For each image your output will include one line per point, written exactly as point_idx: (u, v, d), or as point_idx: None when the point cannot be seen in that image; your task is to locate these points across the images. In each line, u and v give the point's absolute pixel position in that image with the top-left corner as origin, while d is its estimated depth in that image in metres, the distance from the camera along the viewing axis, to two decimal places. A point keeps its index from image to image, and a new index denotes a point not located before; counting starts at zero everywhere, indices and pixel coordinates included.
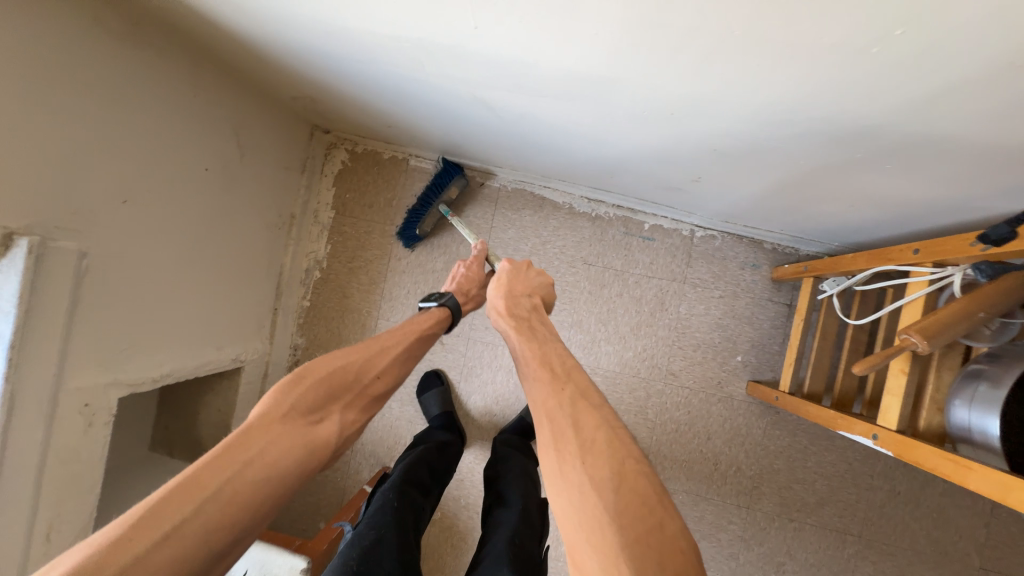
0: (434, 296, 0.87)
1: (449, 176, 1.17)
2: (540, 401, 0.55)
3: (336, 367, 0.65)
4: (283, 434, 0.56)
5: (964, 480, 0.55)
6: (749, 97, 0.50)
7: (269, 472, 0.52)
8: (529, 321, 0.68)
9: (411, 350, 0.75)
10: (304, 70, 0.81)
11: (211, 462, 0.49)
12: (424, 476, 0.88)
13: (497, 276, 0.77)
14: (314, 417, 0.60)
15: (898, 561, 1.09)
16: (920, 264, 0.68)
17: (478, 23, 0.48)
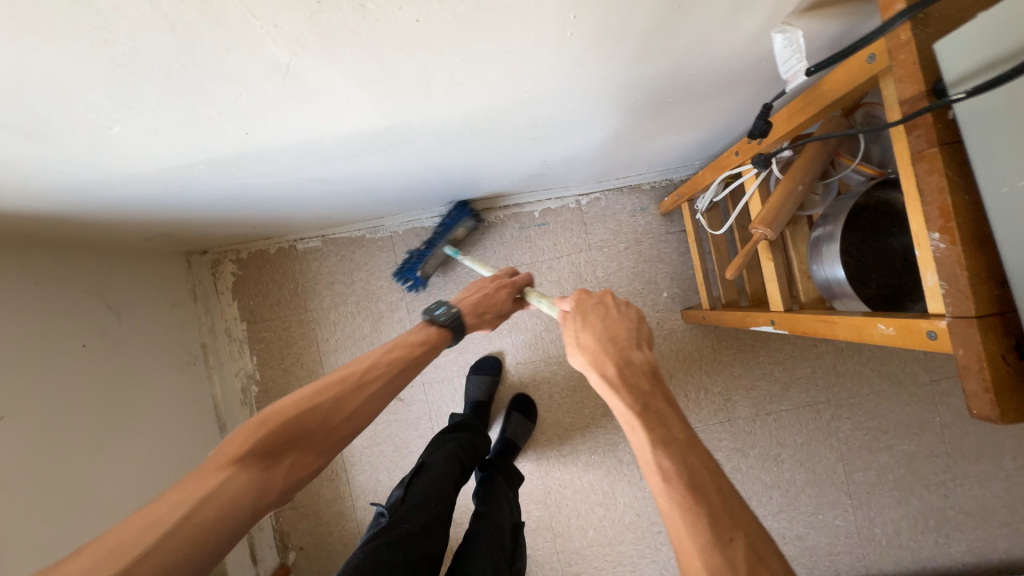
0: (442, 312, 0.78)
1: (457, 219, 1.13)
2: (691, 532, 0.40)
3: (304, 406, 0.58)
4: (232, 482, 0.50)
5: (834, 332, 0.62)
6: (515, 95, 0.54)
7: (214, 525, 0.46)
8: (652, 408, 0.48)
9: (396, 378, 0.67)
10: (136, 215, 0.80)
11: (149, 515, 0.45)
12: (456, 473, 0.80)
13: (568, 320, 0.58)
14: (272, 463, 0.54)
15: (867, 407, 1.18)
16: (744, 163, 0.75)
17: (245, 129, 0.51)
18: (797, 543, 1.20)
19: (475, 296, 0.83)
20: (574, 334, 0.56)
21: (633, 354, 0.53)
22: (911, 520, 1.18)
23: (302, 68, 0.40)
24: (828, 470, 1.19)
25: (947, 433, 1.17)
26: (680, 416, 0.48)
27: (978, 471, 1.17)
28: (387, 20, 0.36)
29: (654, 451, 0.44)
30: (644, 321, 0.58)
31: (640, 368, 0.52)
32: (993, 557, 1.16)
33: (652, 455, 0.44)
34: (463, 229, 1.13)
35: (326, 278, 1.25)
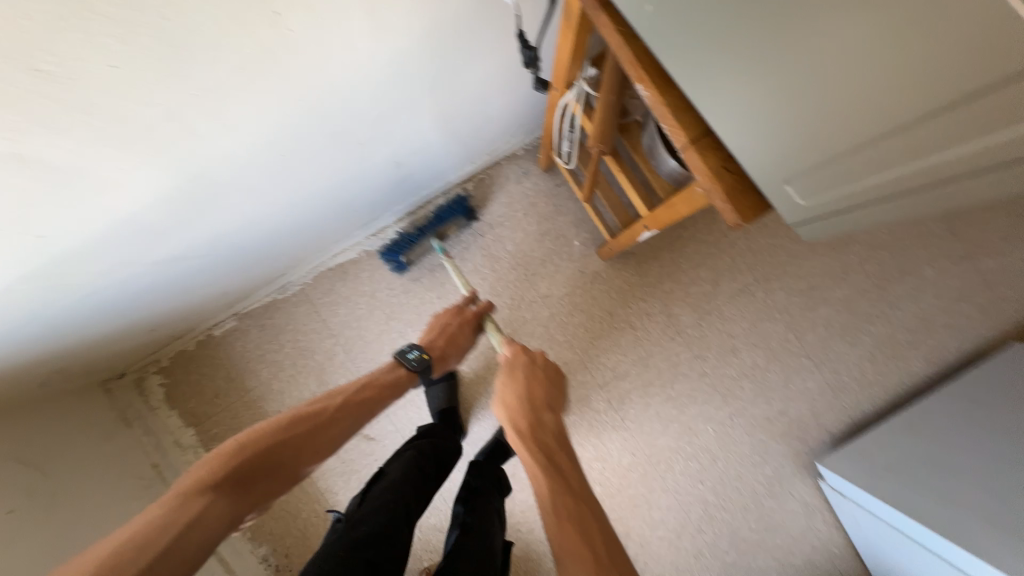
0: (414, 355, 0.86)
1: (451, 213, 1.20)
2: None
3: (276, 438, 0.66)
4: (214, 504, 0.56)
5: (683, 211, 0.66)
6: (294, 105, 0.55)
7: (199, 540, 0.53)
8: (552, 461, 0.66)
9: (360, 414, 0.77)
10: (9, 361, 0.77)
11: (144, 530, 0.51)
12: (416, 478, 0.80)
13: (502, 375, 0.77)
14: (244, 490, 0.60)
15: (792, 271, 1.24)
16: (564, 95, 0.78)
17: (39, 231, 0.50)
18: (783, 419, 1.24)
19: (441, 338, 0.91)
20: (501, 388, 0.75)
21: (543, 416, 0.72)
22: (870, 356, 1.24)
23: (35, 150, 0.41)
24: (781, 341, 1.24)
25: (868, 266, 1.24)
26: (576, 475, 0.65)
27: (907, 289, 1.24)
28: (84, 74, 0.37)
29: (544, 477, 0.63)
30: (564, 379, 0.80)
31: (550, 428, 0.71)
32: (950, 359, 1.23)
33: (547, 498, 0.61)
34: (456, 229, 1.21)
35: (256, 352, 1.23)
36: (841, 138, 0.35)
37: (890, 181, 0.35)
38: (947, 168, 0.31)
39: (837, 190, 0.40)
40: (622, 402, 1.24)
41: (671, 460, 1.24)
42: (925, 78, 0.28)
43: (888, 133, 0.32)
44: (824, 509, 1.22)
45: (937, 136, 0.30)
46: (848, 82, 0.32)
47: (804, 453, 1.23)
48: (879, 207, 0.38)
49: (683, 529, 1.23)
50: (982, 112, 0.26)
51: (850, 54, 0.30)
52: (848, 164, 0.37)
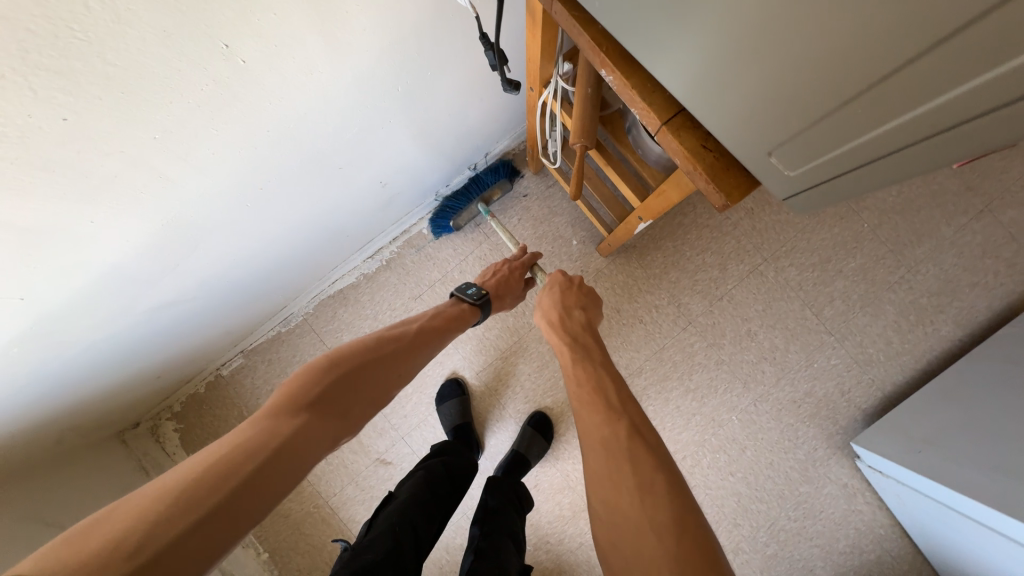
0: (472, 291, 0.85)
1: (495, 175, 1.18)
2: (595, 413, 0.60)
3: (360, 362, 0.65)
4: (305, 426, 0.55)
5: (674, 197, 0.64)
6: (264, 136, 0.55)
7: (289, 461, 0.51)
8: (578, 342, 0.72)
9: (433, 343, 0.76)
10: (18, 423, 0.77)
11: (241, 448, 0.49)
12: (426, 500, 0.78)
13: (541, 290, 0.82)
14: (335, 410, 0.59)
15: (801, 247, 1.20)
16: (541, 95, 0.76)
17: (22, 293, 0.50)
18: (810, 401, 1.19)
19: (494, 279, 0.89)
20: (539, 300, 0.80)
21: (584, 337, 0.73)
22: (895, 325, 1.19)
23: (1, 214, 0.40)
24: (798, 320, 1.20)
25: (881, 232, 1.19)
26: (598, 349, 0.71)
27: (925, 251, 1.19)
28: (36, 131, 0.36)
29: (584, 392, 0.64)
30: (580, 280, 0.82)
31: (579, 320, 0.76)
32: (981, 320, 1.17)
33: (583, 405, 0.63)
34: (500, 192, 1.19)
35: (266, 388, 1.22)
36: (808, 94, 0.33)
37: (867, 145, 0.33)
38: (925, 124, 0.29)
39: (817, 157, 0.37)
40: (639, 400, 1.20)
41: (697, 455, 1.19)
42: (875, 39, 0.26)
43: (855, 97, 0.30)
44: (865, 490, 1.16)
45: (905, 95, 0.28)
46: (800, 50, 0.30)
47: (837, 433, 1.18)
48: (864, 173, 0.36)
49: (718, 525, 1.18)
50: (942, 65, 0.25)
51: (796, 22, 0.29)
52: (821, 132, 0.35)
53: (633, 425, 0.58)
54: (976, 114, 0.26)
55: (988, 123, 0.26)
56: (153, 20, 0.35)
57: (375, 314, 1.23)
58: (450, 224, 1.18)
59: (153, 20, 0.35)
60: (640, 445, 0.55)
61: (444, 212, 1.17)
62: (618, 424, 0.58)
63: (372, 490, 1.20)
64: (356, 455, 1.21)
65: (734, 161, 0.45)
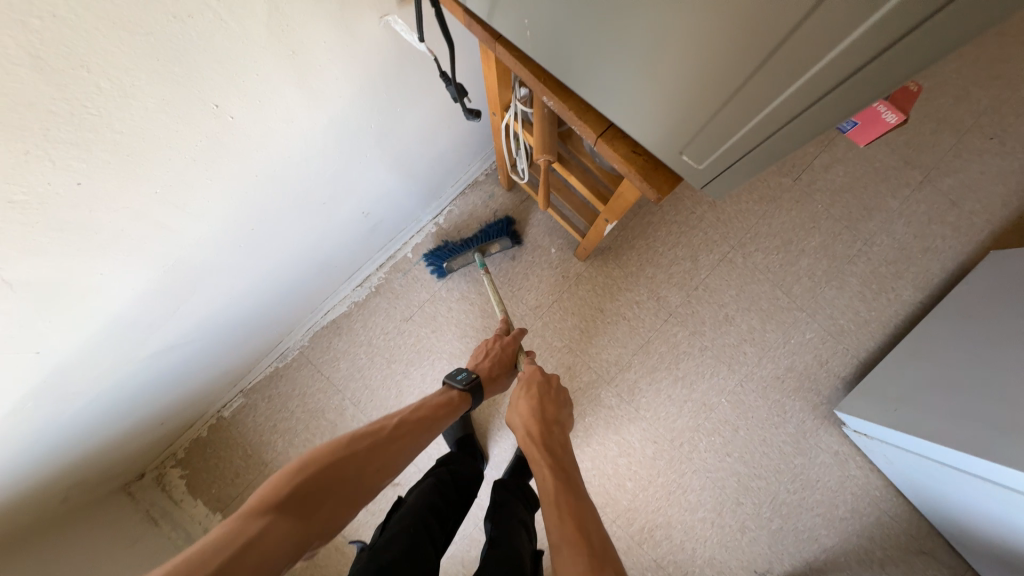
0: (461, 376, 0.87)
1: (497, 233, 1.24)
2: (565, 518, 0.61)
3: (339, 456, 0.63)
4: (274, 524, 0.52)
5: (629, 198, 0.71)
6: (253, 181, 0.60)
7: (254, 565, 0.48)
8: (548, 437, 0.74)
9: (422, 431, 0.75)
10: (29, 481, 0.79)
11: (200, 550, 0.47)
12: (435, 502, 0.81)
13: (519, 387, 0.83)
14: (307, 509, 0.56)
15: (764, 231, 1.28)
16: (503, 118, 0.84)
17: (37, 347, 0.53)
18: (792, 375, 1.25)
19: (486, 361, 0.92)
20: (516, 402, 0.81)
21: (554, 428, 0.77)
22: (860, 295, 1.26)
23: (20, 274, 0.44)
24: (771, 300, 1.27)
25: (835, 210, 1.28)
26: (567, 453, 0.73)
27: (877, 224, 1.27)
28: (53, 195, 0.41)
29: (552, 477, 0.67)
30: (551, 377, 0.86)
31: (560, 423, 0.79)
32: (937, 282, 1.26)
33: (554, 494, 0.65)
34: (501, 246, 1.21)
35: (268, 424, 1.24)
36: (702, 90, 0.39)
37: (755, 129, 0.40)
38: (793, 103, 0.36)
39: (718, 147, 0.44)
40: (632, 393, 1.25)
41: (694, 440, 1.24)
42: (744, 38, 0.33)
43: (738, 88, 0.37)
44: (855, 455, 1.22)
45: (773, 81, 0.35)
46: (691, 53, 0.37)
47: (821, 404, 1.24)
48: (756, 154, 0.43)
49: (722, 507, 1.22)
50: (795, 52, 0.32)
51: (683, 32, 0.35)
52: (718, 123, 0.42)
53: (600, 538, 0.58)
54: (831, 85, 0.33)
55: (842, 90, 0.33)
56: (154, 90, 0.41)
57: (369, 339, 1.26)
58: (442, 265, 1.22)
59: (154, 91, 0.41)
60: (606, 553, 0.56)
61: (440, 250, 1.23)
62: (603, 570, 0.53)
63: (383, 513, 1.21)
64: None
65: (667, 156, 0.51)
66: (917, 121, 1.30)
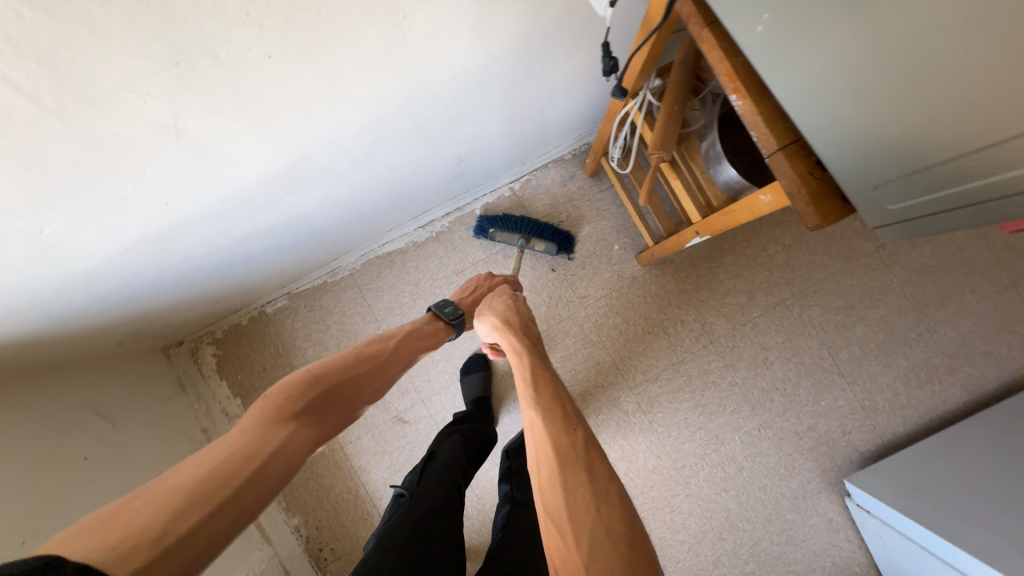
0: (449, 309, 0.86)
1: (551, 237, 1.23)
2: (546, 422, 0.59)
3: (342, 375, 0.67)
4: (293, 432, 0.57)
5: (737, 220, 0.68)
6: (395, 99, 0.61)
7: (280, 474, 0.54)
8: (533, 346, 0.73)
9: (407, 360, 0.78)
10: (103, 318, 0.85)
11: (239, 452, 0.51)
12: (460, 462, 0.93)
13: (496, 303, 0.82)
14: (316, 418, 0.62)
15: (829, 289, 1.25)
16: (626, 105, 0.82)
17: (167, 199, 0.56)
18: (811, 436, 1.25)
19: (470, 297, 0.92)
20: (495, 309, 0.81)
21: (530, 331, 0.77)
22: (904, 379, 1.24)
23: (190, 126, 0.47)
24: (815, 358, 1.25)
25: (908, 289, 1.24)
26: (548, 361, 0.71)
27: (946, 315, 1.24)
28: (244, 60, 0.42)
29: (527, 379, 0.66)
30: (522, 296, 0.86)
31: (532, 326, 0.79)
32: (988, 389, 1.23)
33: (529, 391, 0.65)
34: (544, 248, 1.21)
35: (304, 331, 1.29)
36: (902, 151, 0.41)
37: (942, 199, 0.42)
38: (990, 190, 0.37)
39: (896, 203, 0.46)
40: (651, 405, 1.27)
41: (696, 467, 1.26)
42: (976, 121, 0.35)
43: (946, 160, 0.39)
44: (848, 528, 1.22)
45: (985, 163, 0.36)
46: (909, 119, 0.39)
47: (832, 470, 1.24)
48: (930, 220, 0.45)
49: (703, 536, 1.24)
50: (1017, 152, 0.34)
51: (910, 99, 0.38)
52: (924, 178, 0.42)
53: (586, 438, 0.58)
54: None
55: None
56: None
57: (418, 280, 1.29)
58: (488, 232, 1.23)
59: None
60: (592, 453, 0.56)
61: (497, 216, 1.24)
62: (578, 450, 0.56)
63: (386, 444, 1.27)
64: (376, 409, 1.28)
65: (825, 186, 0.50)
66: None
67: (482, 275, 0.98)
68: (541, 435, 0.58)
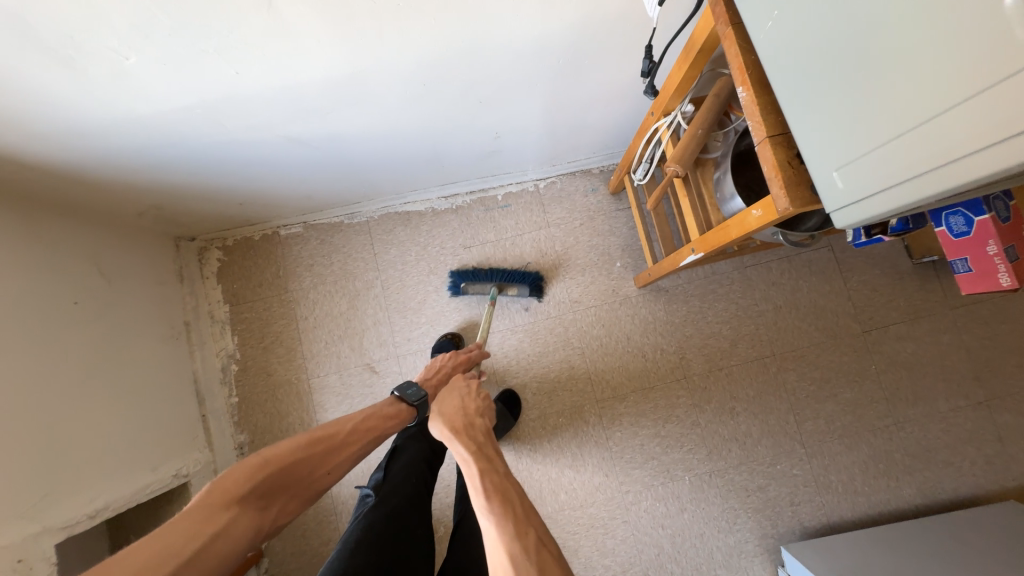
0: (413, 391, 0.92)
1: (519, 280, 1.29)
2: (499, 529, 0.54)
3: (294, 457, 0.73)
4: (238, 518, 0.63)
5: (729, 235, 0.74)
6: (454, 46, 0.70)
7: (222, 557, 0.59)
8: (482, 449, 0.67)
9: (368, 439, 0.83)
10: (139, 179, 0.92)
11: (179, 538, 0.56)
12: (425, 452, 0.95)
13: (443, 393, 0.82)
14: (264, 504, 0.67)
15: (809, 358, 1.28)
16: (657, 121, 0.90)
17: (236, 68, 0.64)
18: (759, 496, 1.24)
19: (434, 377, 0.99)
20: (445, 399, 0.80)
21: (476, 420, 0.75)
22: (863, 466, 1.25)
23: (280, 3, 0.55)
24: (780, 421, 1.27)
25: (884, 379, 1.27)
26: (504, 461, 0.66)
27: (916, 414, 1.26)
28: None
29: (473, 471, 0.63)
30: (484, 395, 0.84)
31: (480, 428, 0.73)
32: (941, 498, 1.23)
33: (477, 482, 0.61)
34: (516, 292, 1.28)
35: (307, 261, 1.34)
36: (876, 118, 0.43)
37: (909, 165, 0.41)
38: (947, 154, 0.38)
39: (864, 175, 0.46)
40: (612, 422, 1.28)
41: (639, 495, 1.25)
42: (956, 74, 0.36)
43: (918, 125, 0.40)
44: None
45: (941, 127, 0.38)
46: (902, 75, 0.40)
47: (772, 536, 1.23)
48: (887, 193, 0.44)
49: (630, 566, 1.23)
50: (984, 103, 0.35)
51: (899, 62, 0.40)
52: (883, 149, 0.43)
53: (540, 539, 0.54)
54: (988, 142, 0.35)
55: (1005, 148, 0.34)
56: None
57: (427, 243, 1.35)
58: (459, 287, 1.29)
59: None
60: (546, 559, 0.51)
61: (464, 271, 1.30)
62: (532, 544, 0.53)
63: (350, 388, 1.29)
64: (351, 352, 1.31)
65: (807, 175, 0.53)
66: (1006, 348, 1.27)
67: (447, 353, 1.06)
68: (496, 555, 0.52)
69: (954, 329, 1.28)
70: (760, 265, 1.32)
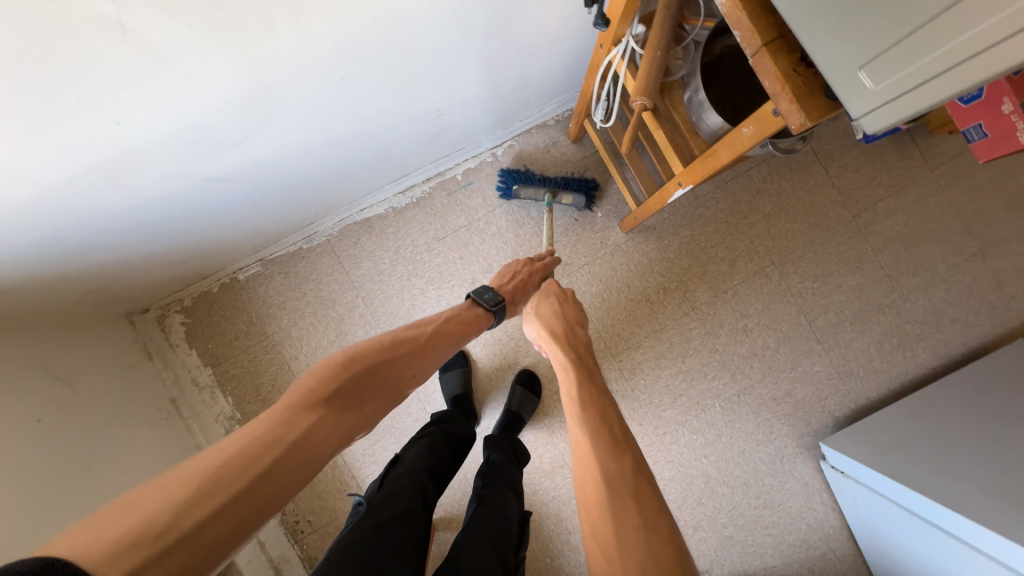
0: (489, 295, 0.83)
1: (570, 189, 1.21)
2: (610, 491, 0.52)
3: (374, 358, 0.64)
4: (318, 423, 0.54)
5: (719, 162, 0.68)
6: (365, 27, 0.59)
7: (304, 463, 0.51)
8: (596, 400, 0.65)
9: (446, 347, 0.74)
10: (58, 268, 0.80)
11: (250, 446, 0.49)
12: (427, 463, 0.87)
13: (542, 323, 0.80)
14: (353, 404, 0.59)
15: (807, 257, 1.27)
16: (609, 53, 0.81)
17: (117, 118, 0.53)
18: (789, 401, 1.27)
19: (511, 282, 0.87)
20: (543, 335, 0.78)
21: (590, 361, 0.74)
22: (878, 345, 1.27)
23: (140, 25, 0.44)
24: (792, 325, 1.27)
25: (882, 257, 1.27)
26: (617, 415, 0.64)
27: (918, 282, 1.27)
28: None
29: (583, 425, 0.61)
30: (578, 302, 0.84)
31: (595, 371, 0.71)
32: (954, 354, 1.27)
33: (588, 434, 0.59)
34: (571, 200, 1.19)
35: (278, 299, 1.25)
36: (883, 16, 0.39)
37: (912, 74, 0.39)
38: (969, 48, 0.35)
39: (883, 78, 0.42)
40: (632, 372, 1.27)
41: (676, 434, 1.26)
42: None
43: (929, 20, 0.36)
44: (822, 491, 1.25)
45: (960, 17, 0.35)
46: None
47: (808, 434, 1.26)
48: (900, 101, 0.42)
49: (683, 501, 1.25)
50: None
51: None
52: (897, 49, 0.40)
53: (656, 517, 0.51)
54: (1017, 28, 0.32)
55: None
56: None
57: (398, 246, 1.26)
58: (512, 188, 1.21)
59: None
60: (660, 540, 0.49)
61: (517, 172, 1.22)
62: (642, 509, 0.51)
63: None
64: None
65: (811, 86, 0.49)
66: (990, 196, 1.27)
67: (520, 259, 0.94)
68: (608, 542, 0.49)
69: (939, 190, 1.27)
70: (740, 175, 1.28)
